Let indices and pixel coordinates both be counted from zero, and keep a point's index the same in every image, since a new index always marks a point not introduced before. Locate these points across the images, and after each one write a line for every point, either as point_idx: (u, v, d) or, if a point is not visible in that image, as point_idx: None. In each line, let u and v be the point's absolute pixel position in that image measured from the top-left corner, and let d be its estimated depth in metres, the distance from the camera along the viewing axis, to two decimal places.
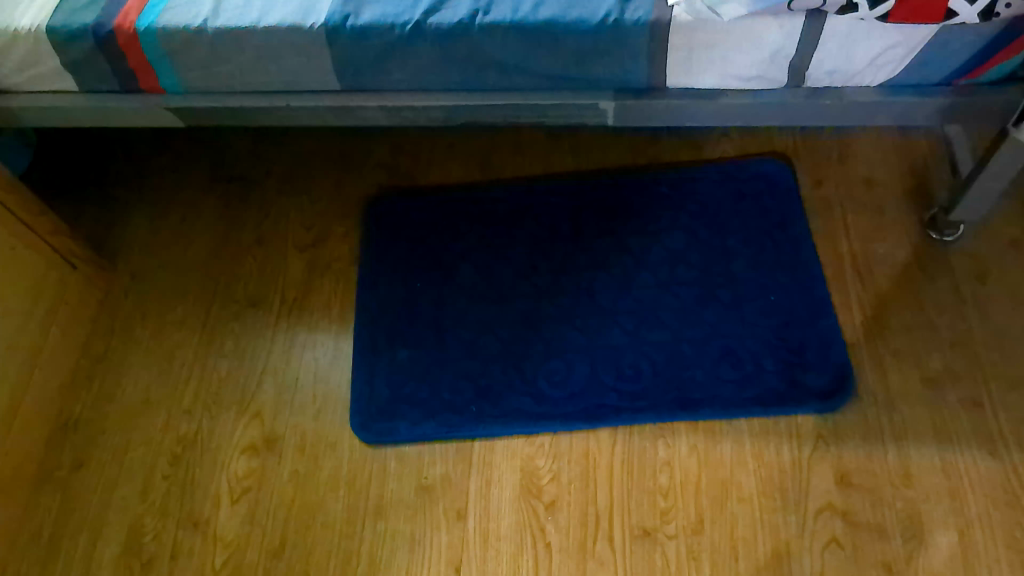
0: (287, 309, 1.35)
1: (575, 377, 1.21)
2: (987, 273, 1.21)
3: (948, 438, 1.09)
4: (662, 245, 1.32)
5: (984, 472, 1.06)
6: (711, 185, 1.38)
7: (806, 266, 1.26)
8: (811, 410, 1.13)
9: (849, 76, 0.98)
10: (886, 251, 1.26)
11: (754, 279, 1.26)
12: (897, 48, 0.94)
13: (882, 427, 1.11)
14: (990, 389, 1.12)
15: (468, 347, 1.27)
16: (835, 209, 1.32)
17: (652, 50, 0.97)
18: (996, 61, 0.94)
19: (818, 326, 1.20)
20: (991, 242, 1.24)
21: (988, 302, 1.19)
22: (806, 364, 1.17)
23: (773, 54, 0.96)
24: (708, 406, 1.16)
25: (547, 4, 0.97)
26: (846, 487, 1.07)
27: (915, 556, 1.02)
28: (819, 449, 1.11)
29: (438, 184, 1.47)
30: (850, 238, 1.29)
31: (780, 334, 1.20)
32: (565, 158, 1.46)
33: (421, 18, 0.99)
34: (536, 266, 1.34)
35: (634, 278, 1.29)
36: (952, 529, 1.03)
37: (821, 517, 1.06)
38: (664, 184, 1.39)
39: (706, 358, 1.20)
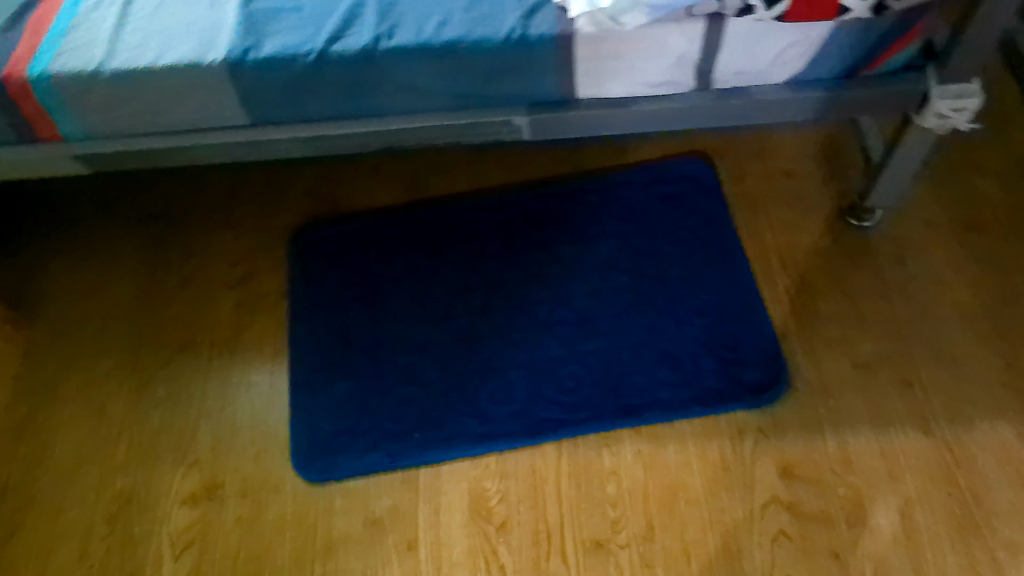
0: (219, 350, 1.31)
1: (516, 394, 1.20)
2: (907, 255, 1.24)
3: (883, 421, 1.11)
4: (592, 253, 1.33)
5: (918, 450, 1.08)
6: (636, 188, 1.39)
7: (734, 262, 1.27)
8: (748, 406, 1.14)
9: (755, 76, 1.00)
10: (809, 241, 1.28)
11: (685, 279, 1.27)
12: (797, 46, 0.95)
13: (819, 416, 1.13)
14: (919, 370, 1.14)
15: (407, 373, 1.25)
16: (758, 203, 1.34)
17: (559, 63, 0.97)
18: (894, 49, 0.96)
19: (750, 321, 1.21)
20: (910, 224, 1.27)
21: (910, 283, 1.22)
22: (741, 359, 1.18)
23: (679, 59, 0.97)
24: (650, 410, 1.15)
25: (451, 24, 0.96)
26: (790, 479, 1.08)
27: (861, 540, 1.03)
28: (761, 444, 1.12)
29: (365, 209, 1.45)
30: (774, 230, 1.31)
31: (714, 332, 1.21)
32: (491, 173, 1.46)
33: (324, 46, 0.97)
34: (469, 284, 1.33)
35: (567, 288, 1.29)
36: (894, 510, 1.05)
37: (768, 512, 1.06)
38: (590, 191, 1.40)
39: (644, 363, 1.20)
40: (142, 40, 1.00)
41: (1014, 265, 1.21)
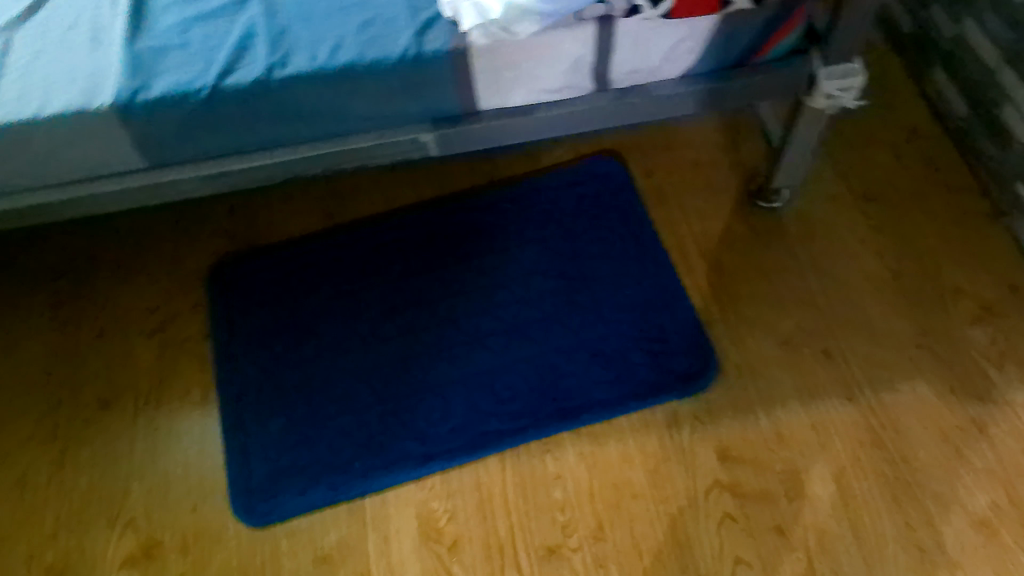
0: (143, 402, 1.27)
1: (454, 410, 1.20)
2: (815, 230, 1.28)
3: (810, 394, 1.14)
4: (515, 261, 1.33)
5: (846, 418, 1.12)
6: (551, 192, 1.40)
7: (653, 255, 1.29)
8: (682, 395, 1.16)
9: (650, 73, 1.01)
10: (723, 227, 1.31)
11: (608, 277, 1.28)
12: (687, 41, 0.97)
13: (749, 396, 1.15)
14: (838, 340, 1.18)
15: (342, 402, 1.23)
16: (671, 195, 1.37)
17: (457, 76, 0.97)
18: (778, 36, 0.99)
19: (674, 312, 1.23)
20: (816, 201, 1.31)
21: (821, 258, 1.26)
22: (670, 350, 1.20)
23: (574, 63, 0.98)
24: (587, 411, 1.16)
25: (344, 48, 0.95)
26: (729, 461, 1.11)
27: (801, 512, 1.06)
28: (697, 430, 1.14)
29: (281, 240, 1.42)
30: (688, 220, 1.33)
31: (641, 326, 1.23)
32: (406, 191, 1.45)
33: (216, 81, 0.95)
34: (395, 305, 1.31)
35: (494, 298, 1.29)
36: (829, 479, 1.08)
37: (711, 496, 1.08)
38: (507, 199, 1.40)
39: (577, 364, 1.21)
40: (22, 90, 0.95)
41: (915, 230, 1.26)
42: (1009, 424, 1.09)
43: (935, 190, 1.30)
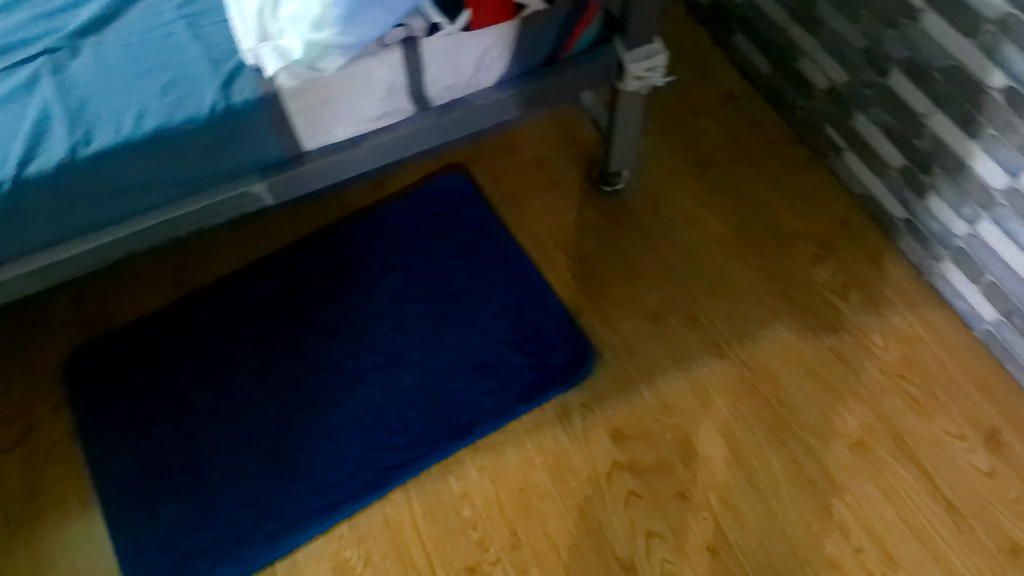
0: (17, 523, 1.17)
1: (349, 453, 1.17)
2: (660, 204, 1.34)
3: (685, 359, 1.19)
4: (382, 290, 1.31)
5: (721, 375, 1.17)
6: (405, 215, 1.39)
7: (514, 257, 1.31)
8: (566, 386, 1.18)
9: (466, 85, 1.03)
10: (575, 218, 1.35)
11: (475, 288, 1.29)
12: (493, 49, 0.99)
13: (630, 374, 1.19)
14: (701, 303, 1.23)
15: (233, 472, 1.18)
16: (521, 197, 1.39)
17: (274, 122, 0.96)
18: (580, 31, 1.03)
19: (545, 308, 1.25)
20: (655, 176, 1.37)
21: (670, 229, 1.31)
22: (547, 346, 1.22)
23: (389, 89, 0.98)
24: (480, 424, 1.16)
25: (150, 114, 0.92)
26: (623, 441, 1.13)
27: (699, 473, 1.10)
28: (588, 418, 1.16)
29: (135, 318, 1.34)
30: (542, 217, 1.36)
31: (516, 329, 1.24)
32: (258, 244, 1.40)
33: (17, 171, 0.89)
34: (269, 360, 1.27)
35: (368, 333, 1.28)
36: (717, 435, 1.12)
37: (613, 478, 1.11)
38: (363, 230, 1.38)
39: (461, 380, 1.21)
40: None
41: (748, 186, 1.34)
42: (864, 347, 1.16)
43: (759, 146, 1.38)
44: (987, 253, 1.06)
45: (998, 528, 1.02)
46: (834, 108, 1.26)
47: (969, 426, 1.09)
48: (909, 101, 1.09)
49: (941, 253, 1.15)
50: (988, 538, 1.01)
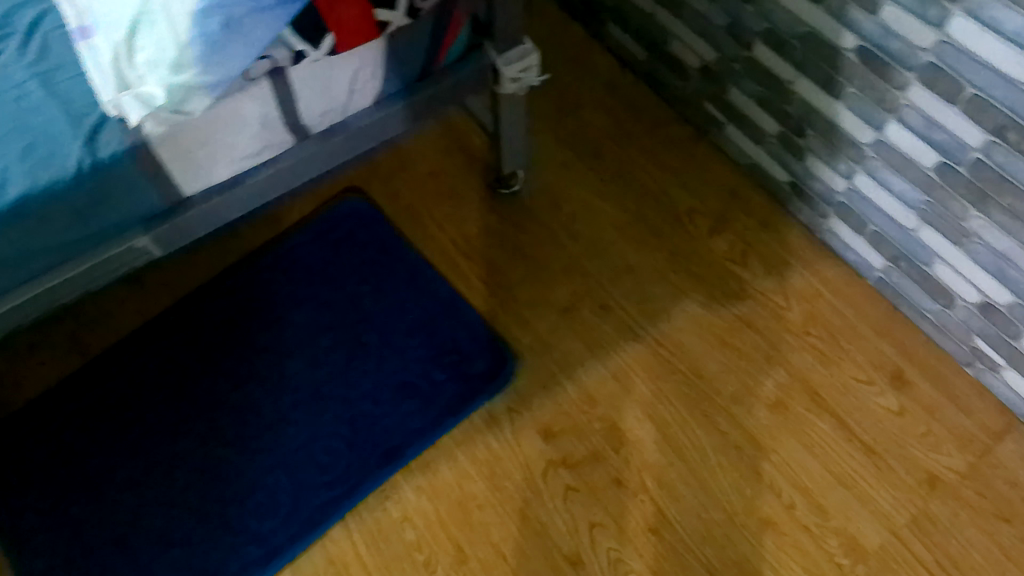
0: None
1: (281, 497, 1.14)
2: (558, 199, 1.35)
3: (602, 348, 1.20)
4: (293, 325, 1.28)
5: (638, 358, 1.19)
6: (307, 245, 1.35)
7: (422, 273, 1.31)
8: (491, 393, 1.18)
9: (342, 108, 1.01)
10: (477, 225, 1.35)
11: (387, 309, 1.28)
12: (364, 69, 0.98)
13: (552, 371, 1.19)
14: (610, 291, 1.25)
15: (164, 536, 1.12)
16: (420, 211, 1.38)
17: (148, 172, 0.92)
18: (449, 41, 1.03)
19: (459, 318, 1.25)
20: (550, 173, 1.38)
21: (571, 222, 1.33)
22: (466, 355, 1.22)
23: (263, 122, 0.96)
24: (411, 444, 1.16)
25: (11, 181, 0.87)
26: (554, 438, 1.14)
27: (631, 457, 1.11)
28: (517, 421, 1.16)
29: (35, 394, 1.25)
30: (444, 228, 1.36)
31: (433, 344, 1.24)
32: (156, 296, 1.34)
33: None
34: (186, 415, 1.21)
35: (284, 371, 1.24)
36: (643, 417, 1.14)
37: (549, 476, 1.11)
38: (265, 266, 1.33)
39: (386, 403, 1.20)
40: None
41: (640, 170, 1.36)
42: (769, 310, 1.20)
43: (646, 131, 1.41)
44: (867, 204, 1.11)
45: (914, 463, 1.07)
46: (709, 85, 1.30)
47: (875, 370, 1.14)
48: (776, 70, 1.13)
49: (826, 210, 1.20)
50: (906, 473, 1.06)
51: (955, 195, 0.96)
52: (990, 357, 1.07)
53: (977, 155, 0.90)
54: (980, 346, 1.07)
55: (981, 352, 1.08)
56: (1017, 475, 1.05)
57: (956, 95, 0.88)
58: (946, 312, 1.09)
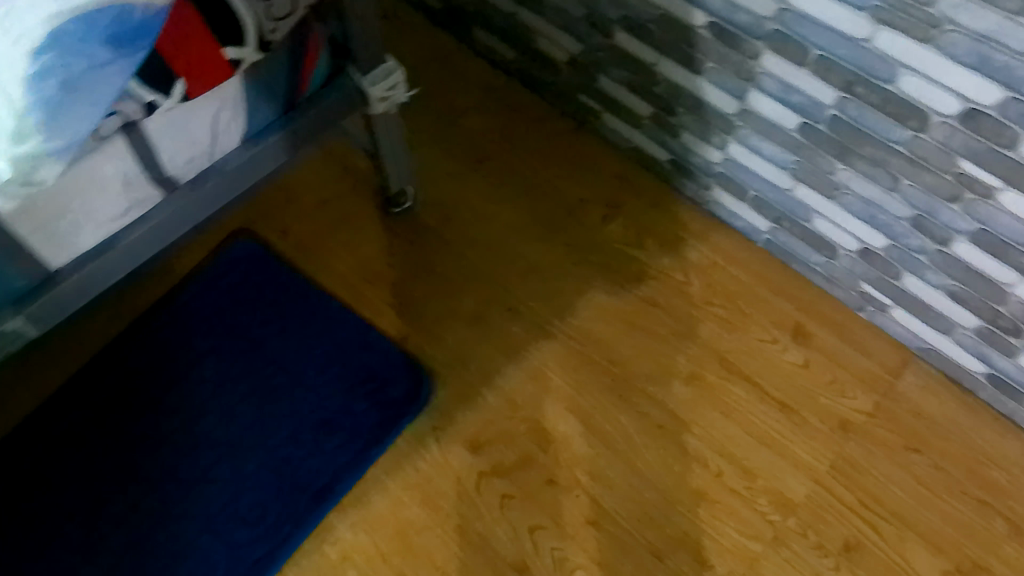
0: None
1: (213, 560, 1.09)
2: (450, 210, 1.34)
3: (516, 351, 1.20)
4: (199, 381, 1.21)
5: (553, 354, 1.19)
6: (201, 295, 1.28)
7: (325, 305, 1.27)
8: (412, 414, 1.16)
9: (209, 153, 0.97)
10: (374, 248, 1.33)
11: (294, 348, 1.23)
12: (224, 110, 0.94)
13: (470, 382, 1.19)
14: (516, 293, 1.25)
15: None
16: (313, 243, 1.34)
17: (5, 252, 0.85)
18: (309, 70, 1.01)
19: (369, 345, 1.23)
20: (438, 185, 1.37)
21: (467, 231, 1.32)
22: (382, 381, 1.19)
23: (126, 180, 0.91)
24: (339, 481, 1.13)
25: None
26: (482, 449, 1.13)
27: (560, 454, 1.11)
28: (442, 438, 1.15)
29: None
30: (341, 256, 1.32)
31: (347, 375, 1.21)
32: (42, 375, 1.24)
33: None
34: (99, 495, 1.13)
35: (197, 429, 1.17)
36: (566, 412, 1.14)
37: (483, 487, 1.10)
38: (160, 322, 1.25)
39: (307, 444, 1.16)
40: None
41: (527, 169, 1.37)
42: (670, 287, 1.23)
43: (527, 129, 1.41)
44: (745, 171, 1.15)
45: (826, 411, 1.11)
46: (580, 77, 1.31)
47: (777, 328, 1.18)
48: (638, 54, 1.15)
49: (709, 182, 1.23)
50: (820, 422, 1.10)
51: (820, 152, 1.00)
52: (877, 299, 1.12)
53: (833, 112, 0.94)
54: (867, 290, 1.12)
55: (869, 296, 1.13)
56: (920, 405, 1.10)
57: (803, 58, 0.92)
58: (832, 262, 1.14)
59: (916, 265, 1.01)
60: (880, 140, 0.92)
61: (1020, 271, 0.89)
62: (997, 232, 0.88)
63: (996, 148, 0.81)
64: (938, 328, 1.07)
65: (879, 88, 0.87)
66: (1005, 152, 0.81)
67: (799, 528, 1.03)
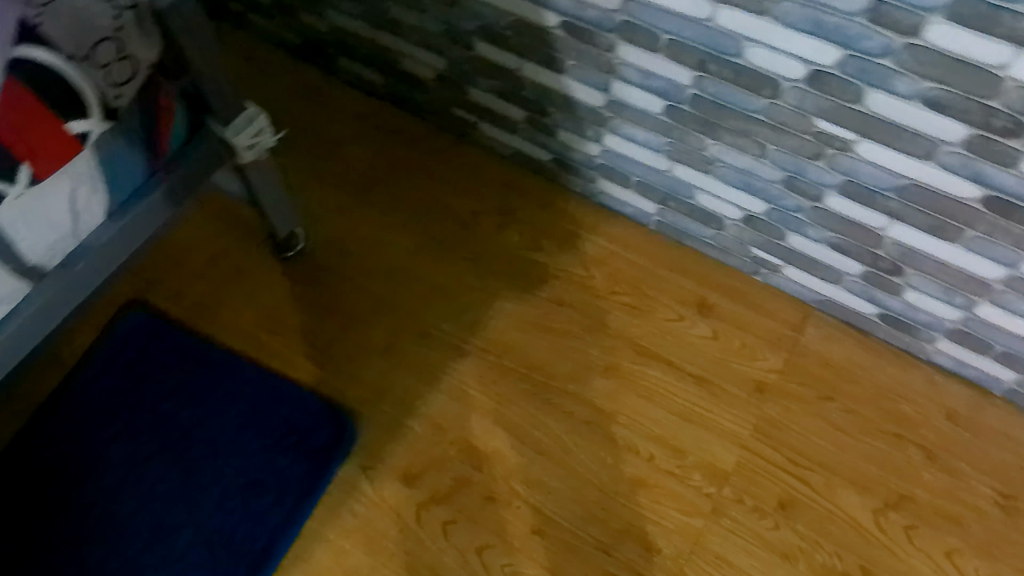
0: None
1: None
2: (344, 244, 1.31)
3: (433, 375, 1.19)
4: (109, 468, 1.14)
5: (471, 371, 1.19)
6: (96, 378, 1.20)
7: (231, 364, 1.21)
8: (340, 459, 1.14)
9: (74, 233, 0.91)
10: (271, 295, 1.28)
11: (205, 414, 1.17)
12: (82, 186, 0.88)
13: (393, 415, 1.17)
14: (424, 317, 1.24)
15: None
16: (207, 301, 1.28)
17: None
18: (166, 131, 0.97)
19: (284, 397, 1.19)
20: (327, 220, 1.34)
21: (364, 262, 1.30)
22: (304, 431, 1.16)
23: None
24: (276, 541, 1.09)
25: None
26: (416, 480, 1.11)
27: (494, 469, 1.11)
28: (374, 477, 1.12)
29: None
30: (238, 309, 1.27)
31: (266, 432, 1.16)
32: None
33: None
34: None
35: (115, 519, 1.11)
36: (494, 426, 1.14)
37: (423, 518, 1.09)
38: (55, 414, 1.18)
39: (236, 511, 1.11)
40: None
41: (415, 190, 1.36)
42: (574, 283, 1.24)
43: (408, 150, 1.40)
44: (624, 159, 1.17)
45: (740, 376, 1.14)
46: (450, 91, 1.31)
47: (681, 305, 1.20)
48: (501, 62, 1.16)
49: (593, 175, 1.25)
50: (737, 388, 1.13)
51: (689, 131, 1.03)
52: (769, 261, 1.16)
53: (693, 91, 0.97)
54: (758, 254, 1.16)
55: (760, 259, 1.17)
56: (826, 355, 1.15)
57: (655, 44, 0.94)
58: (721, 234, 1.17)
59: (796, 224, 1.05)
60: (741, 112, 0.95)
61: (887, 215, 0.94)
62: (861, 181, 0.92)
63: (843, 104, 0.84)
64: (828, 279, 1.11)
65: (729, 63, 0.89)
66: (852, 107, 0.84)
67: (734, 496, 1.06)
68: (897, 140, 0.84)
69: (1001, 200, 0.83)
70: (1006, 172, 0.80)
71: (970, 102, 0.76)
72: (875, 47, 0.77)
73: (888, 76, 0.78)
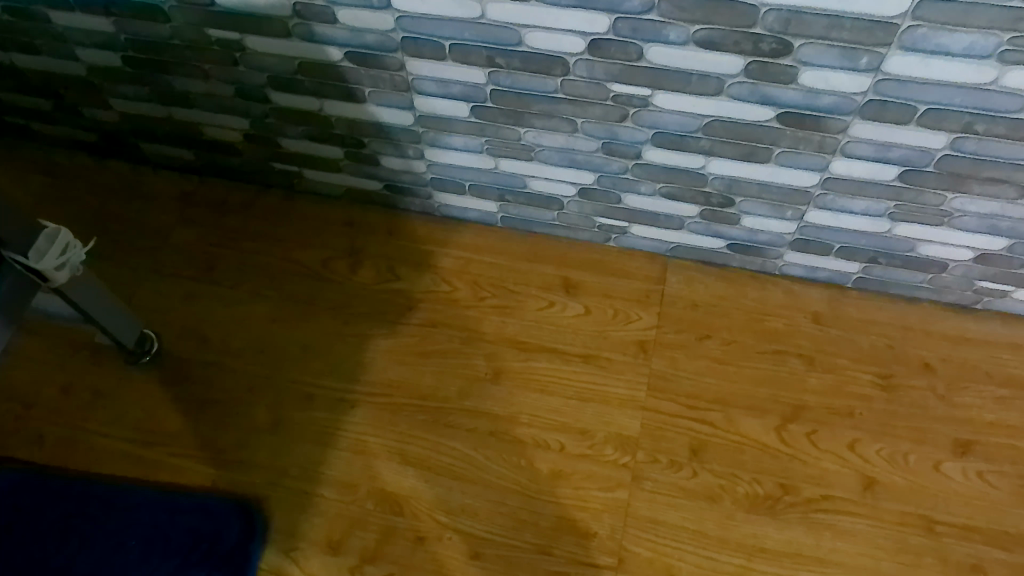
0: None
1: None
2: (199, 330, 1.25)
3: (329, 435, 1.15)
4: None
5: (365, 419, 1.15)
6: None
7: (113, 492, 1.12)
8: (260, 551, 1.07)
9: None
10: (137, 405, 1.19)
11: (100, 554, 1.08)
12: None
13: (300, 488, 1.12)
14: (303, 379, 1.19)
15: None
16: (67, 434, 1.17)
17: None
18: None
19: (181, 508, 1.11)
20: (175, 312, 1.26)
21: (225, 343, 1.23)
22: (212, 536, 1.09)
23: None
24: None
25: None
26: (342, 545, 1.07)
27: (416, 509, 1.08)
28: (299, 557, 1.07)
29: None
30: (104, 432, 1.17)
31: (172, 550, 1.08)
32: None
33: None
34: None
35: None
36: (403, 466, 1.11)
37: None
38: None
39: None
40: None
41: (257, 255, 1.31)
42: (441, 301, 1.23)
43: (239, 217, 1.35)
44: (451, 168, 1.16)
45: (621, 341, 1.16)
46: (262, 148, 1.27)
47: (549, 291, 1.22)
48: (301, 107, 1.13)
49: (428, 191, 1.25)
50: (623, 354, 1.15)
51: (500, 125, 1.03)
52: (615, 225, 1.19)
53: (491, 87, 0.97)
54: (604, 222, 1.19)
55: (607, 226, 1.20)
56: (692, 297, 1.19)
57: (442, 54, 0.94)
58: (564, 213, 1.20)
59: (627, 184, 1.08)
60: (541, 96, 0.96)
61: (701, 153, 0.98)
62: (668, 130, 0.95)
63: (628, 64, 0.87)
64: (673, 227, 1.15)
65: (515, 53, 0.90)
66: (636, 65, 0.87)
67: (648, 457, 1.08)
68: (685, 84, 0.87)
69: (793, 114, 0.88)
70: (787, 88, 0.84)
71: (735, 34, 0.79)
72: (636, 5, 0.79)
73: (659, 29, 0.81)
